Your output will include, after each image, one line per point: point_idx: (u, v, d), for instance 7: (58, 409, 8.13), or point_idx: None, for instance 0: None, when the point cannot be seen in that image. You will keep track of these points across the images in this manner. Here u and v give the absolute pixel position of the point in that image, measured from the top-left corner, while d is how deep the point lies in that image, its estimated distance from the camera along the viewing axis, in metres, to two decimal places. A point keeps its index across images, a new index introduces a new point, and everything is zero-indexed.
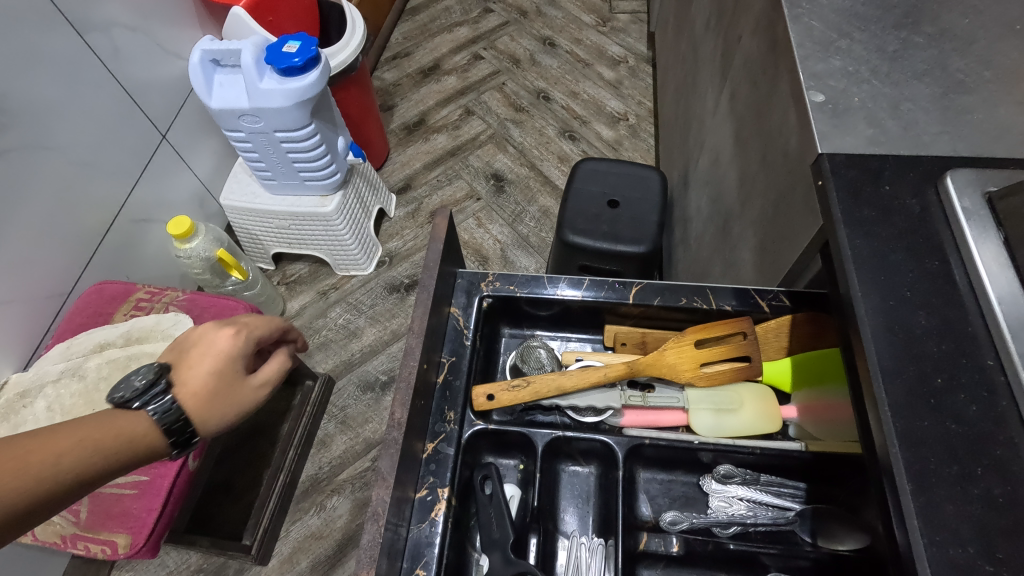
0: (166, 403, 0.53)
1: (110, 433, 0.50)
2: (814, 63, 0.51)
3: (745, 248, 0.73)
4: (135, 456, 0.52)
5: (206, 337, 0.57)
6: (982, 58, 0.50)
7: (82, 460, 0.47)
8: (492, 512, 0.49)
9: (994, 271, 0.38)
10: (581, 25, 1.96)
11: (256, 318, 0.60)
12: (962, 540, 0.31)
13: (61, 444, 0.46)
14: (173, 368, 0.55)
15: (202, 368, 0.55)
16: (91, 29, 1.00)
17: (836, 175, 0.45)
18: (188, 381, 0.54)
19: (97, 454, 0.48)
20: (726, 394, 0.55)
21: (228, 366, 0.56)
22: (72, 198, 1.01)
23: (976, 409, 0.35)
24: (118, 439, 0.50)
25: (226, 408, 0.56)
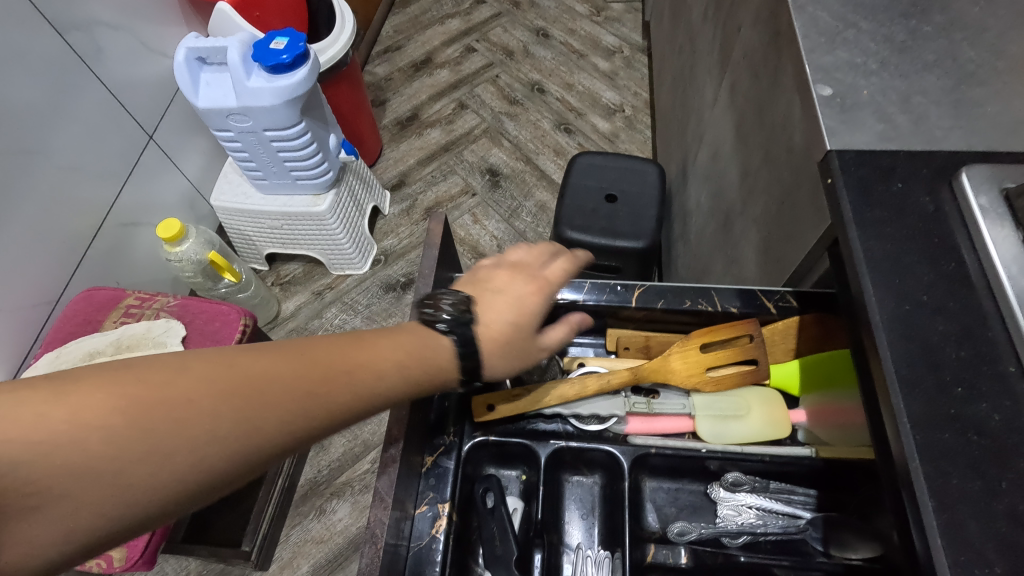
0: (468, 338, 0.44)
1: (423, 351, 0.42)
2: (820, 56, 0.50)
3: (747, 245, 0.71)
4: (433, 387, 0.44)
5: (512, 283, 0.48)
6: (994, 47, 0.48)
7: (394, 379, 0.40)
8: (494, 528, 0.47)
9: (1013, 273, 0.37)
10: (574, 15, 1.93)
11: (557, 270, 0.51)
12: (988, 560, 0.30)
13: (383, 360, 0.40)
14: (475, 297, 0.47)
15: (504, 306, 0.47)
16: (72, 28, 0.97)
17: (845, 173, 0.43)
18: (488, 321, 0.45)
19: (408, 379, 0.41)
20: (731, 399, 0.54)
21: (530, 319, 0.47)
22: (58, 204, 0.98)
23: (998, 419, 0.33)
24: (428, 368, 0.42)
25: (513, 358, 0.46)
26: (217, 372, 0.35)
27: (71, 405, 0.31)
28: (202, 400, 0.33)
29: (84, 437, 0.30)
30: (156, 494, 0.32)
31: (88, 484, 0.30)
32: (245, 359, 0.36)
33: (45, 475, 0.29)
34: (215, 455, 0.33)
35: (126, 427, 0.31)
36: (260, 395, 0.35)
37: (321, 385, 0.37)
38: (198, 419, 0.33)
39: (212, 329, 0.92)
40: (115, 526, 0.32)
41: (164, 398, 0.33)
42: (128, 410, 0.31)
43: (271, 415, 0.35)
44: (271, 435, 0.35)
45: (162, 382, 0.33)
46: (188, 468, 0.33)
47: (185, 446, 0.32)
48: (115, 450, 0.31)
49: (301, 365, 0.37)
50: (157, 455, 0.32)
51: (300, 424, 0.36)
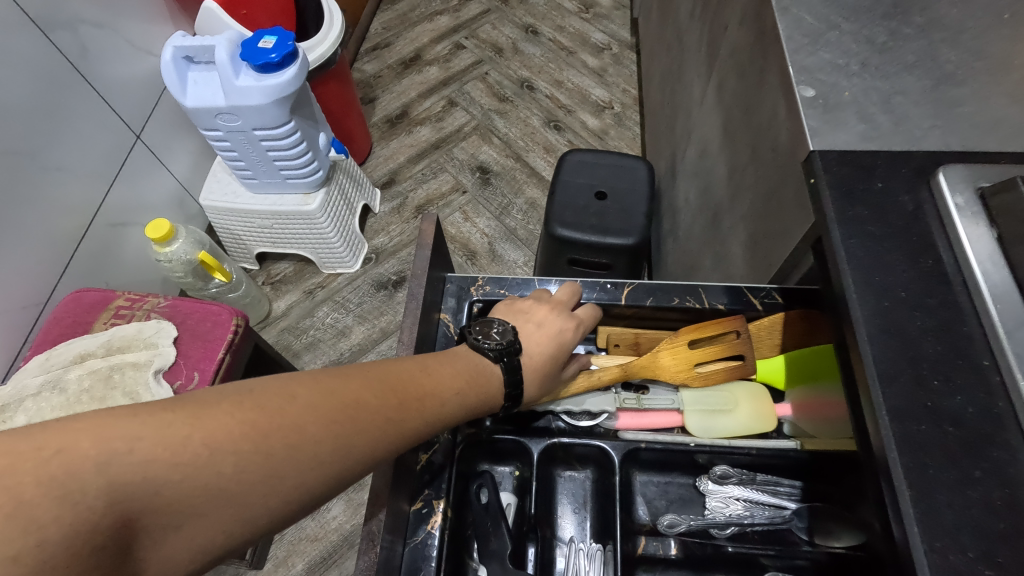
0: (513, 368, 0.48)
1: (479, 378, 0.47)
2: (804, 57, 0.51)
3: (735, 242, 0.72)
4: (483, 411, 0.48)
5: (550, 320, 0.52)
6: (972, 49, 0.49)
7: (459, 405, 0.45)
8: (489, 523, 0.48)
9: (988, 270, 0.38)
10: (563, 11, 1.93)
11: (588, 312, 0.55)
12: (962, 545, 0.31)
13: (446, 388, 0.45)
14: (518, 328, 0.51)
15: (544, 339, 0.51)
16: (56, 26, 0.97)
17: (827, 173, 0.44)
18: (531, 353, 0.50)
19: (466, 405, 0.45)
20: (719, 394, 0.55)
21: (563, 354, 0.52)
22: (45, 205, 0.97)
23: (972, 411, 0.35)
24: (482, 394, 0.47)
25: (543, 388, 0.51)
26: (322, 401, 0.38)
27: (207, 430, 0.33)
28: (311, 427, 0.37)
29: (218, 461, 0.33)
30: (269, 513, 0.35)
31: (219, 503, 0.33)
32: (341, 387, 0.39)
33: (188, 496, 0.32)
34: (318, 479, 0.37)
35: (251, 451, 0.34)
36: (357, 423, 0.38)
37: (402, 411, 0.41)
38: (306, 445, 0.36)
39: (203, 330, 0.92)
40: (232, 541, 0.34)
41: (278, 424, 0.36)
42: (250, 437, 0.34)
43: (364, 441, 0.39)
44: (362, 460, 0.39)
45: (276, 409, 0.36)
46: (293, 491, 0.36)
47: (295, 471, 0.35)
48: (240, 471, 0.34)
49: (382, 395, 0.41)
50: (273, 479, 0.35)
51: (385, 449, 0.40)
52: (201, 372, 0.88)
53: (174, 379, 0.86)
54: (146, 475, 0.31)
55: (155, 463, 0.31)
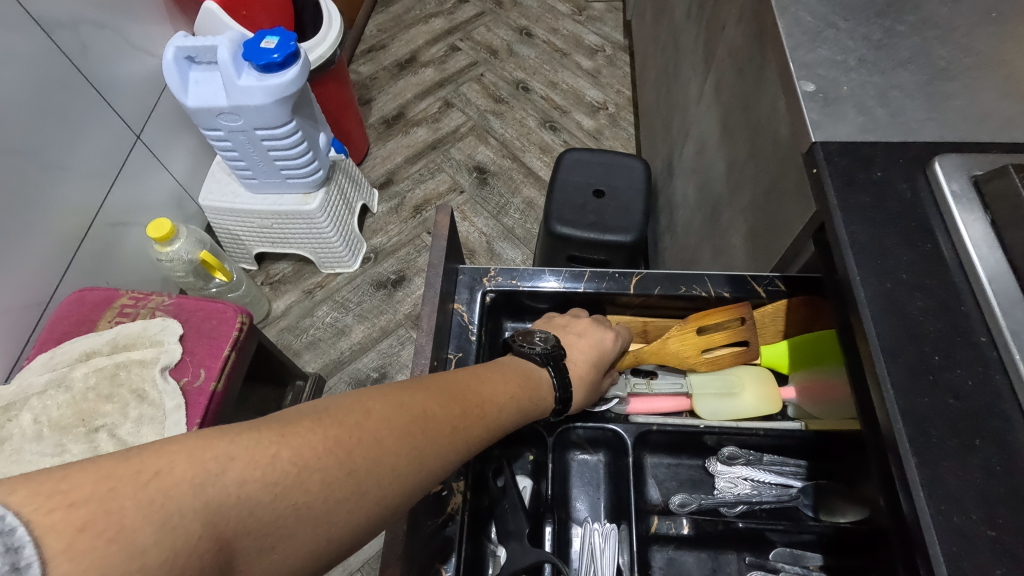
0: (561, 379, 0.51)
1: (529, 382, 0.49)
2: (804, 53, 0.53)
3: (735, 234, 0.74)
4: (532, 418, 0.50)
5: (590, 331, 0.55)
6: (963, 45, 0.52)
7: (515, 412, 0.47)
8: (507, 506, 0.49)
9: (983, 252, 0.40)
10: (556, 14, 1.95)
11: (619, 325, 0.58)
12: (966, 508, 0.33)
13: (501, 395, 0.46)
14: (560, 338, 0.54)
15: (587, 347, 0.53)
16: (57, 26, 0.97)
17: (830, 163, 0.46)
18: (575, 360, 0.53)
19: (520, 411, 0.47)
20: (727, 377, 0.58)
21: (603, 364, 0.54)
22: (44, 205, 0.97)
23: (971, 383, 0.37)
24: (533, 400, 0.48)
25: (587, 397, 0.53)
26: (395, 415, 0.39)
27: (293, 448, 0.34)
28: (392, 441, 0.38)
29: (305, 478, 0.33)
30: (350, 530, 0.35)
31: (305, 522, 0.33)
32: (412, 400, 0.40)
33: (278, 516, 0.32)
34: (396, 492, 0.37)
35: (336, 467, 0.35)
36: (431, 434, 0.40)
37: (468, 419, 0.43)
38: (385, 458, 0.37)
39: (209, 327, 0.92)
40: (316, 562, 0.34)
41: (358, 440, 0.36)
42: (334, 453, 0.35)
43: (436, 449, 0.40)
44: (436, 471, 0.40)
45: (352, 424, 0.37)
46: (375, 507, 0.36)
47: (375, 485, 0.36)
48: (328, 487, 0.34)
49: (447, 406, 0.42)
50: (354, 495, 0.35)
51: (454, 460, 0.41)
52: (207, 369, 0.88)
53: (180, 376, 0.87)
54: (240, 494, 0.31)
55: (248, 483, 0.31)
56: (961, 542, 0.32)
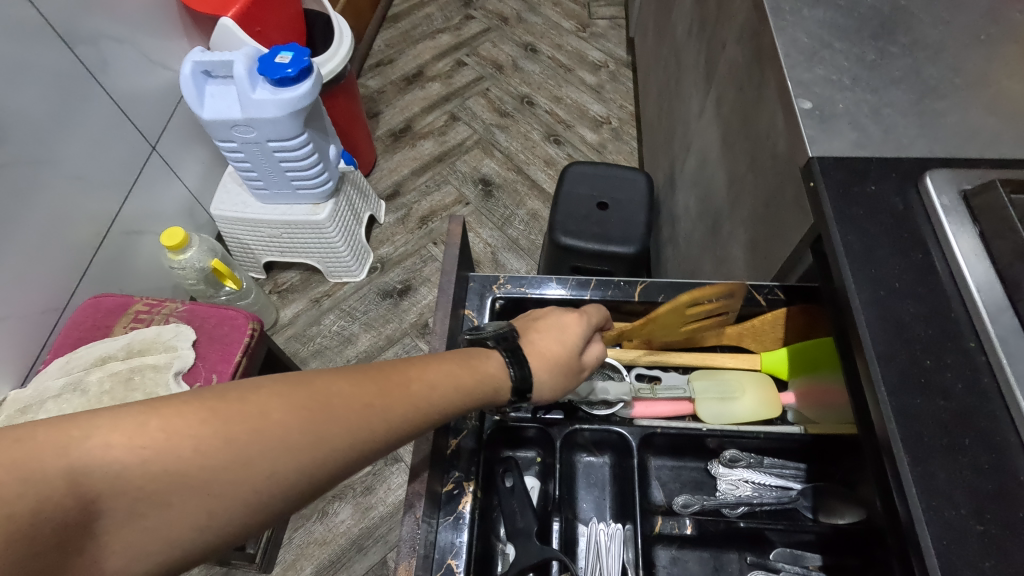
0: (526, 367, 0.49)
1: (472, 361, 0.46)
2: (801, 72, 0.55)
3: (736, 245, 0.76)
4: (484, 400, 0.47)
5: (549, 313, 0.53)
6: (953, 66, 0.54)
7: (453, 394, 0.44)
8: (516, 504, 0.51)
9: (971, 262, 0.42)
10: (561, 31, 2.00)
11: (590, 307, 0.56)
12: (956, 503, 0.35)
13: (433, 373, 0.43)
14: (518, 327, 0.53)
15: (542, 328, 0.51)
16: (80, 41, 1.00)
17: (826, 177, 0.48)
18: (533, 341, 0.50)
19: (455, 390, 0.44)
20: (728, 382, 0.59)
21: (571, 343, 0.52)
22: (62, 213, 0.99)
23: (961, 386, 0.38)
24: (475, 379, 0.45)
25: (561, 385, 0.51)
26: (295, 389, 0.38)
27: (165, 417, 0.34)
28: (280, 413, 0.36)
29: (175, 445, 0.33)
30: (237, 502, 0.35)
31: (182, 491, 0.33)
32: (317, 376, 0.39)
33: (150, 482, 0.32)
34: (288, 467, 0.36)
35: (213, 437, 0.34)
36: (332, 408, 0.38)
37: (385, 397, 0.40)
38: (268, 430, 0.36)
39: (220, 332, 0.94)
40: (202, 534, 0.34)
41: (242, 413, 0.36)
42: (209, 422, 0.34)
43: (338, 427, 0.38)
44: (339, 447, 0.38)
45: (236, 397, 0.36)
46: (263, 480, 0.35)
47: (261, 458, 0.35)
48: (203, 457, 0.34)
49: (360, 382, 0.40)
50: (235, 465, 0.34)
51: (363, 437, 0.39)
52: (219, 374, 0.90)
53: (192, 381, 0.88)
54: (107, 458, 0.32)
55: (114, 448, 0.32)
56: (951, 536, 0.34)
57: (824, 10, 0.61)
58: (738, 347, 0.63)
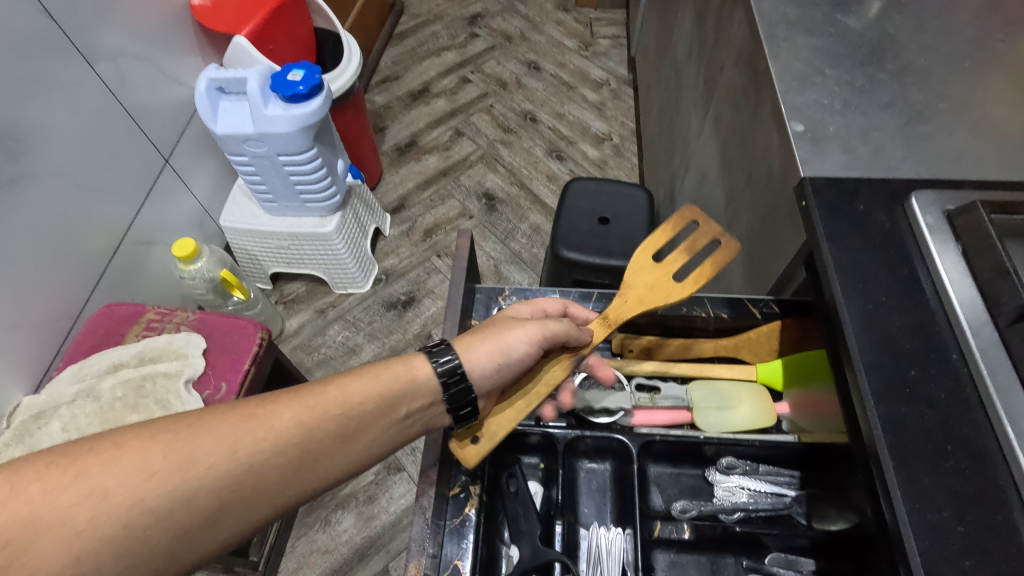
0: (450, 357, 0.50)
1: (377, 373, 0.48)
2: (794, 96, 0.58)
3: (733, 260, 0.79)
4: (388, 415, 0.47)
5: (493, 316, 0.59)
6: (938, 92, 0.57)
7: (337, 411, 0.44)
8: (519, 508, 0.54)
9: (954, 277, 0.45)
10: (564, 49, 2.05)
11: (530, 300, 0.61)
12: (938, 505, 0.37)
13: (324, 391, 0.44)
14: None
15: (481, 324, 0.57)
16: (99, 58, 1.04)
17: (817, 196, 0.51)
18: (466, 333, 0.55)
19: (346, 404, 0.45)
20: (724, 393, 0.62)
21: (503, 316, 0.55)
22: (77, 225, 1.02)
23: (945, 394, 0.40)
24: (371, 392, 0.46)
25: (496, 351, 0.51)
26: (159, 426, 0.39)
27: (4, 470, 0.34)
28: (138, 445, 0.37)
29: (22, 490, 0.34)
30: (101, 539, 0.35)
31: (40, 536, 0.33)
32: (184, 412, 0.41)
33: (0, 533, 0.32)
34: (151, 493, 0.36)
35: (61, 477, 0.35)
36: (197, 434, 0.39)
37: (257, 416, 0.41)
38: (124, 457, 0.37)
39: (230, 341, 0.96)
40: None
41: (95, 452, 0.36)
42: (56, 463, 0.35)
43: (206, 447, 0.39)
44: (211, 465, 0.39)
45: (85, 444, 0.37)
46: (129, 511, 0.36)
47: (122, 488, 0.36)
48: (52, 496, 0.34)
49: (234, 407, 0.41)
50: (94, 498, 0.35)
51: (241, 452, 0.40)
52: (228, 382, 0.92)
53: (202, 389, 0.91)
54: None
55: None
56: (933, 536, 0.36)
57: (816, 38, 0.64)
58: (735, 358, 0.66)
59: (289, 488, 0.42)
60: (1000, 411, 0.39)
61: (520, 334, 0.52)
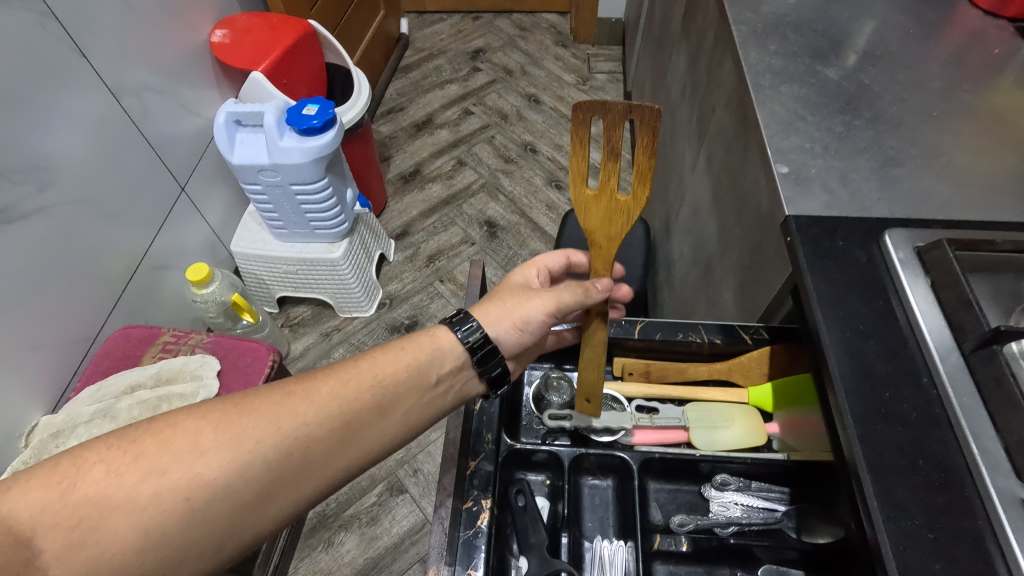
0: (470, 325, 0.56)
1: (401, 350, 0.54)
2: (779, 141, 0.64)
3: (726, 289, 0.84)
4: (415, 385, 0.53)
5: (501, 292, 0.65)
6: (909, 139, 0.63)
7: (368, 384, 0.50)
8: (527, 522, 0.57)
9: (924, 307, 0.49)
10: (562, 84, 2.13)
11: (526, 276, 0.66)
12: (911, 514, 0.41)
13: (354, 369, 0.51)
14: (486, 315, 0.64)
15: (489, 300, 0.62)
16: (125, 92, 1.09)
17: (800, 233, 0.56)
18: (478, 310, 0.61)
19: (374, 379, 0.51)
20: (717, 414, 0.66)
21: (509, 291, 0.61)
22: (98, 249, 1.06)
23: (917, 414, 0.45)
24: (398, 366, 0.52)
25: (513, 322, 0.58)
26: (208, 408, 0.46)
27: (76, 457, 0.41)
28: (192, 427, 0.44)
29: (94, 469, 0.41)
30: (166, 511, 0.41)
31: (108, 513, 0.40)
32: (232, 395, 0.47)
33: (74, 512, 0.39)
34: (206, 468, 0.42)
35: (126, 457, 0.42)
36: (242, 415, 0.45)
37: (295, 394, 0.48)
38: (179, 436, 0.43)
39: (244, 363, 1.00)
40: (141, 545, 0.40)
41: (155, 436, 0.43)
42: (122, 447, 0.42)
43: (250, 423, 0.45)
44: (256, 440, 0.45)
45: (143, 431, 0.43)
46: (189, 482, 0.42)
47: (179, 463, 0.42)
48: (116, 475, 0.41)
49: (276, 388, 0.48)
50: (155, 474, 0.41)
51: (283, 426, 0.46)
52: None
53: None
54: (28, 500, 0.39)
55: (32, 494, 0.39)
56: (906, 542, 0.40)
57: (798, 87, 0.70)
58: (728, 382, 0.70)
59: (331, 461, 0.48)
60: (965, 430, 0.43)
61: (535, 304, 0.58)
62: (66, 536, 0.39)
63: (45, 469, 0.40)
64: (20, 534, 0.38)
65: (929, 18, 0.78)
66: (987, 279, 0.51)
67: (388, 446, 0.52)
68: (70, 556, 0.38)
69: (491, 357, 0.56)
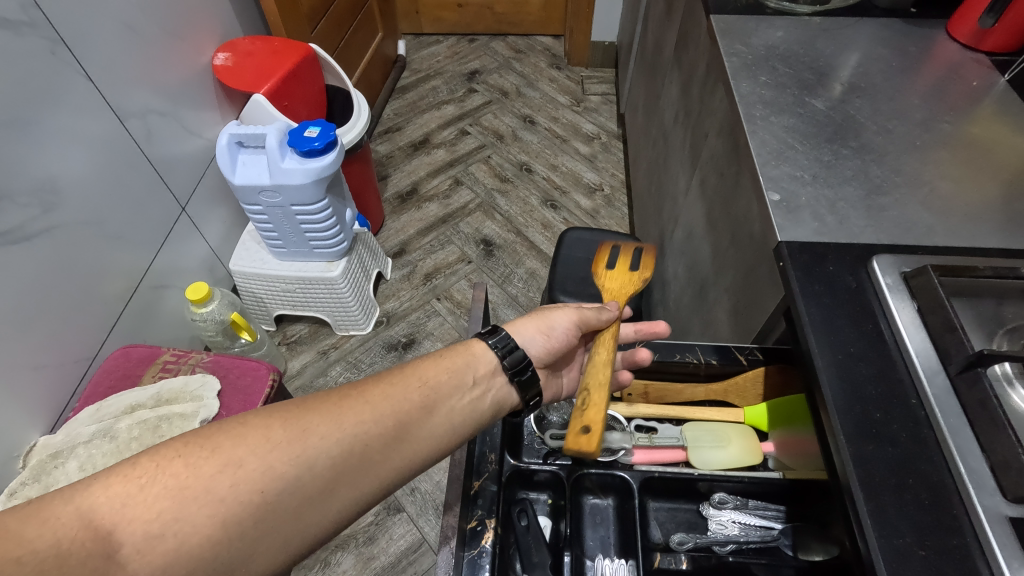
0: (501, 335, 0.62)
1: (443, 357, 0.58)
2: (771, 169, 0.67)
3: (720, 310, 0.86)
4: (457, 384, 0.57)
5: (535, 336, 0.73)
6: (893, 168, 0.66)
7: (416, 385, 0.54)
8: (531, 541, 0.61)
9: (911, 331, 0.51)
10: (557, 105, 2.17)
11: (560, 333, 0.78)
12: (901, 532, 0.42)
13: (404, 372, 0.55)
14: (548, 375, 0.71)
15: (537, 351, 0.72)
16: (130, 115, 1.11)
17: (792, 259, 0.58)
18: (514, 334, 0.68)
19: (421, 381, 0.55)
20: (714, 433, 0.68)
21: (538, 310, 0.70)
22: (100, 270, 1.07)
23: (906, 435, 0.47)
24: (441, 369, 0.57)
25: (538, 325, 0.65)
26: (272, 409, 0.48)
27: (152, 453, 0.43)
28: (260, 424, 0.46)
29: (170, 466, 0.42)
30: (242, 502, 0.43)
31: (188, 505, 0.41)
32: (293, 399, 0.50)
33: (154, 504, 0.41)
34: (277, 461, 0.45)
35: (202, 452, 0.44)
36: (306, 413, 0.48)
37: (351, 394, 0.51)
38: (250, 432, 0.46)
39: (244, 383, 1.00)
40: (219, 536, 0.41)
41: (226, 434, 0.45)
42: (196, 443, 0.44)
43: (315, 419, 0.48)
44: (323, 435, 0.47)
45: (212, 429, 0.45)
46: (260, 474, 0.44)
47: (252, 456, 0.44)
48: (195, 468, 0.43)
49: (336, 389, 0.51)
50: (229, 466, 0.43)
51: (347, 422, 0.49)
52: None
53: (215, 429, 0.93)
54: (107, 496, 0.41)
55: (112, 487, 0.41)
56: (899, 560, 0.41)
57: (788, 117, 0.73)
58: (724, 402, 0.72)
59: (388, 457, 0.50)
60: (953, 450, 0.45)
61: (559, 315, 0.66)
62: (146, 528, 0.40)
63: (124, 466, 0.42)
64: (101, 527, 0.40)
65: (911, 52, 0.82)
66: (970, 303, 0.54)
67: (439, 447, 0.54)
68: (150, 548, 0.40)
69: (523, 366, 0.60)
